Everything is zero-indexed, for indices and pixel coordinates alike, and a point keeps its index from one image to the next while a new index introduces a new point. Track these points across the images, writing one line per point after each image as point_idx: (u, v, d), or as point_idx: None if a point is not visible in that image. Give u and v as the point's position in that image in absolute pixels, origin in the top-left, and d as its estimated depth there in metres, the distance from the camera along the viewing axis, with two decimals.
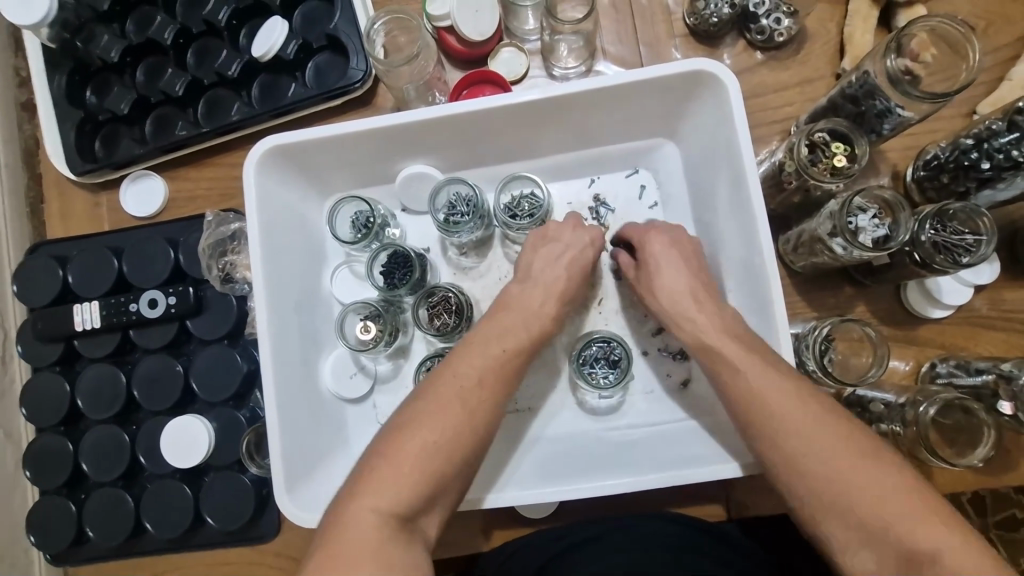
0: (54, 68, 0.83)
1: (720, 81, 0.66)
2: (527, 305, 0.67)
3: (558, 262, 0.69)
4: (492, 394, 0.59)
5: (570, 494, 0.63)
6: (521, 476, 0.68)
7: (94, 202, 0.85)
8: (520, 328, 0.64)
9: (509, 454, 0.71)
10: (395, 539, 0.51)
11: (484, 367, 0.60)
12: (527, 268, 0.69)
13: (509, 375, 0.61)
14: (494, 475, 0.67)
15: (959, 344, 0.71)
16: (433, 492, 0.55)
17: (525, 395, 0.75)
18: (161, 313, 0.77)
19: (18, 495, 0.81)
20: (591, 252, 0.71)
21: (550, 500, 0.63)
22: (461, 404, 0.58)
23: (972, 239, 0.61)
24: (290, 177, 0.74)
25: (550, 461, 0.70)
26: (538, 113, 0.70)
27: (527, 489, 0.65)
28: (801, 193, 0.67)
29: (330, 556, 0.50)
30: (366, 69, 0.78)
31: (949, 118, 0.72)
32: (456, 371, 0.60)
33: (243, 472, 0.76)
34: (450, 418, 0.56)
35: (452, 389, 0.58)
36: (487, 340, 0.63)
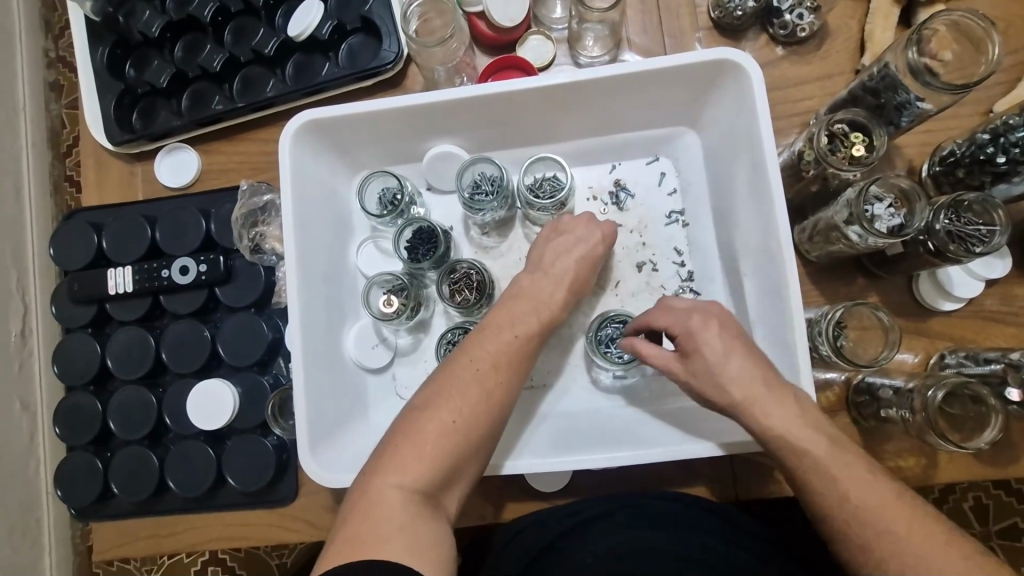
0: (97, 41, 0.86)
1: (744, 70, 0.67)
2: (539, 288, 0.69)
3: (574, 251, 0.71)
4: (505, 377, 0.62)
5: (583, 464, 0.65)
6: (536, 446, 0.70)
7: (129, 172, 0.87)
8: (533, 314, 0.66)
9: (525, 427, 0.73)
10: (421, 516, 0.53)
11: (498, 350, 0.63)
12: (538, 258, 0.71)
13: (522, 358, 0.64)
14: (510, 443, 0.70)
15: (969, 337, 0.72)
16: (453, 468, 0.57)
17: (544, 371, 0.77)
18: (193, 279, 0.80)
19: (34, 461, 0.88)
20: (601, 248, 0.73)
21: (565, 469, 0.65)
22: (475, 385, 0.60)
23: (985, 230, 0.63)
24: (322, 152, 0.76)
25: (564, 433, 0.72)
26: (564, 99, 0.72)
27: (541, 458, 0.67)
28: (819, 182, 0.70)
29: (359, 530, 0.52)
30: (398, 51, 0.80)
31: (966, 115, 0.74)
32: (470, 356, 0.62)
33: (265, 436, 0.79)
34: (468, 399, 0.59)
35: (468, 371, 0.61)
36: (500, 326, 0.65)
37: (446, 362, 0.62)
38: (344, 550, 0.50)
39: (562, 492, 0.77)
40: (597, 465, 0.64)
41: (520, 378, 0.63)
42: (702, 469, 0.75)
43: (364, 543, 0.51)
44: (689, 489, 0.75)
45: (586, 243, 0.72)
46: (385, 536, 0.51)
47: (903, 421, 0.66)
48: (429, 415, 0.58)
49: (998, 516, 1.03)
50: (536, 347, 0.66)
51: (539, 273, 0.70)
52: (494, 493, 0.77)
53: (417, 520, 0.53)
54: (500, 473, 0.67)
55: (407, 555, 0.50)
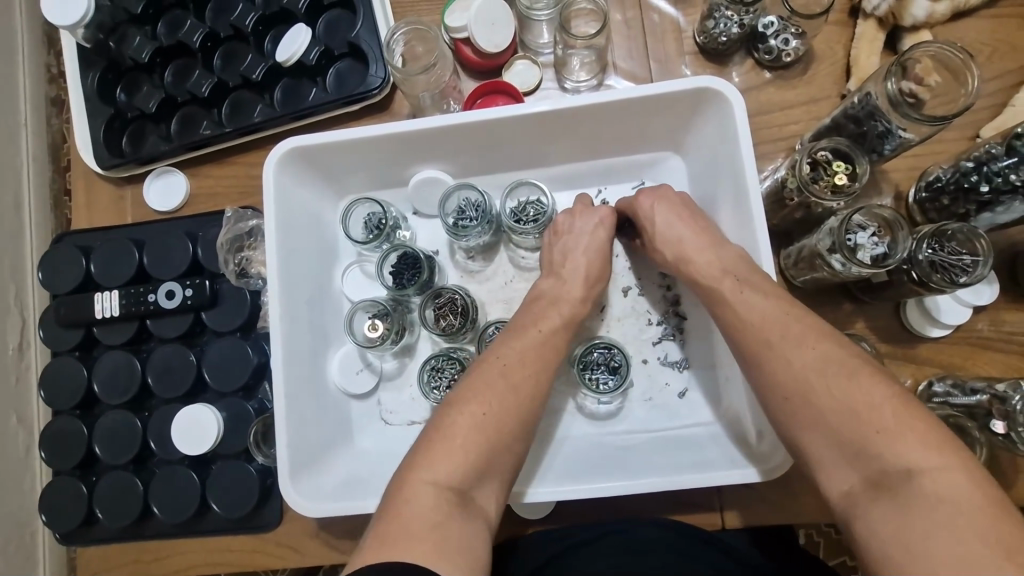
0: (89, 67, 0.87)
1: (726, 98, 0.67)
2: (555, 290, 0.70)
3: (582, 248, 0.72)
4: (533, 372, 0.63)
5: (594, 492, 0.64)
6: (556, 471, 0.69)
7: (118, 196, 0.88)
8: (555, 310, 0.68)
9: (544, 451, 0.72)
10: (452, 512, 0.52)
11: (523, 348, 0.64)
12: (553, 261, 0.73)
13: (550, 356, 0.65)
14: (530, 469, 0.69)
15: (958, 364, 0.71)
16: (485, 463, 0.56)
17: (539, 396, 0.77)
18: (178, 304, 0.80)
19: (28, 482, 0.88)
20: (602, 233, 0.73)
21: (585, 496, 0.65)
22: (501, 387, 0.60)
23: (969, 259, 0.62)
24: (308, 178, 0.76)
25: (566, 461, 0.71)
26: (547, 125, 0.72)
27: (560, 486, 0.66)
28: (802, 210, 0.69)
29: (393, 528, 0.50)
30: (384, 76, 0.81)
31: (952, 140, 0.74)
32: (494, 360, 0.63)
33: (249, 461, 0.78)
34: (498, 393, 0.59)
35: (496, 376, 0.61)
36: (524, 325, 0.67)
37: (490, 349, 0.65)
38: (374, 551, 0.48)
39: (549, 518, 0.76)
40: (609, 492, 0.64)
41: (549, 376, 0.64)
42: (689, 496, 0.75)
43: (396, 540, 0.49)
44: (677, 517, 0.74)
45: (587, 236, 0.73)
46: (414, 532, 0.50)
47: None
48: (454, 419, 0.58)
49: None
50: (558, 349, 0.66)
51: (554, 275, 0.71)
52: None
53: (449, 520, 0.51)
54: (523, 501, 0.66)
55: (434, 555, 0.48)
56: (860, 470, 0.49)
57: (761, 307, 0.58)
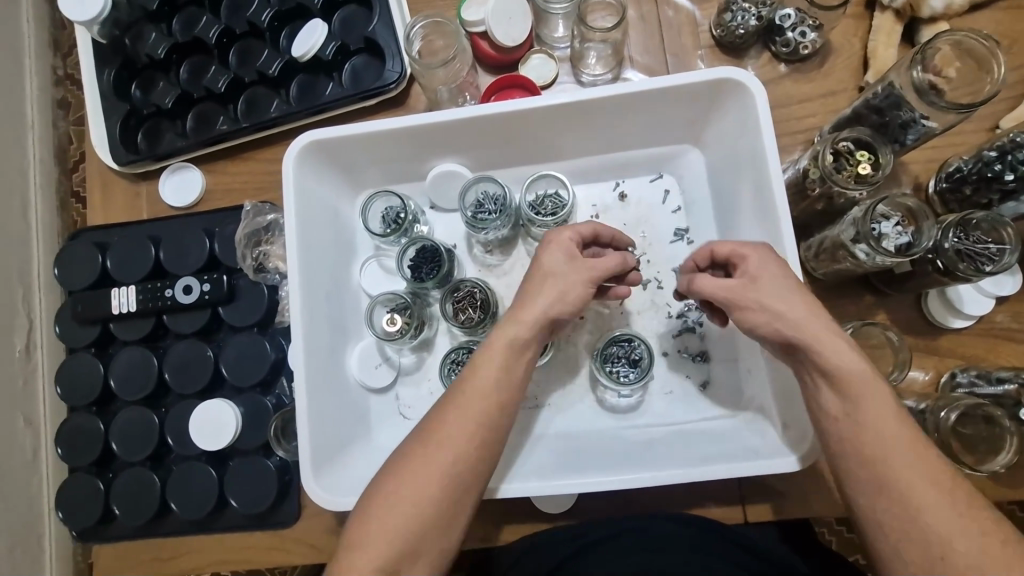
0: (104, 63, 0.87)
1: (747, 89, 0.67)
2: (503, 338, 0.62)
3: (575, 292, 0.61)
4: (469, 444, 0.57)
5: (572, 487, 0.64)
6: (532, 467, 0.69)
7: (134, 192, 0.88)
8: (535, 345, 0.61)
9: (523, 447, 0.72)
10: None
11: (457, 418, 0.58)
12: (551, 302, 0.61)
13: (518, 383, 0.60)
14: (504, 465, 0.69)
15: (980, 355, 0.71)
16: (416, 547, 0.55)
17: (533, 389, 0.77)
18: (196, 299, 0.80)
19: (35, 487, 0.87)
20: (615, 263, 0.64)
21: (555, 492, 0.64)
22: (465, 428, 0.58)
23: (995, 248, 0.62)
24: (327, 172, 0.76)
25: (545, 457, 0.71)
26: (566, 117, 0.72)
27: (533, 481, 0.66)
28: (824, 201, 0.69)
29: None
30: (401, 71, 0.81)
31: (971, 132, 0.74)
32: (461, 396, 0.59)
33: (268, 457, 0.78)
34: (428, 472, 0.56)
35: (460, 417, 0.58)
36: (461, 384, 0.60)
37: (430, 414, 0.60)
38: None
39: (568, 513, 0.75)
40: (635, 483, 0.63)
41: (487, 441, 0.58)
42: (710, 489, 0.74)
43: None
44: (697, 511, 0.74)
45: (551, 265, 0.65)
46: None
47: None
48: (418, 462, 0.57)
49: None
50: (502, 407, 0.59)
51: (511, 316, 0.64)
52: (503, 516, 0.76)
53: None
54: (496, 497, 0.66)
55: None
56: None
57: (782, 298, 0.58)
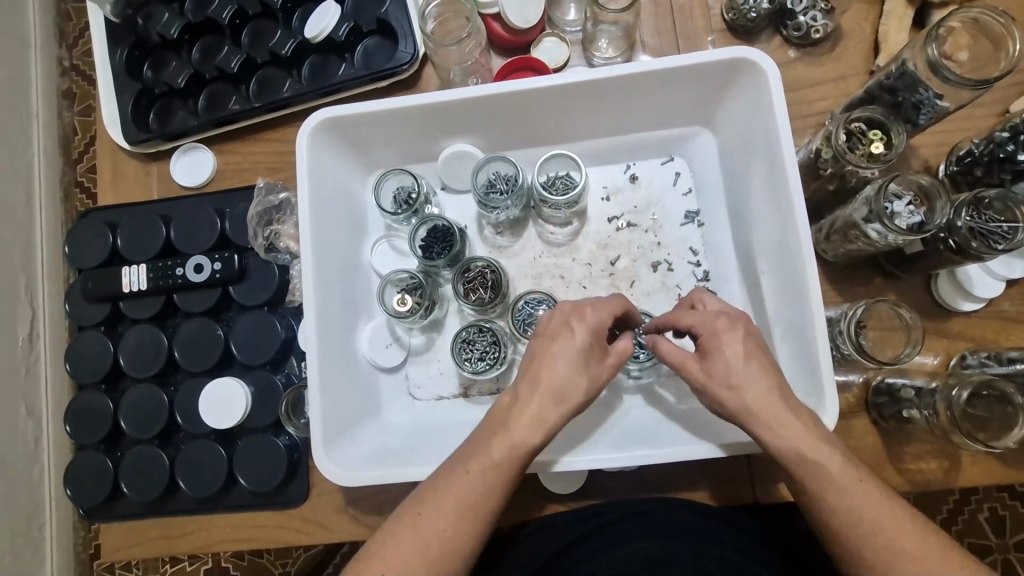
0: (116, 42, 0.87)
1: (760, 68, 0.68)
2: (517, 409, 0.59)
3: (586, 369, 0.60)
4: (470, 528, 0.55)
5: (636, 461, 0.64)
6: (596, 441, 0.68)
7: (145, 172, 0.88)
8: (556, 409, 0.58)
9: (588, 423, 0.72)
10: None
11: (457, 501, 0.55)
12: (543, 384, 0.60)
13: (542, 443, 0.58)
14: (570, 441, 0.68)
15: (989, 337, 0.71)
16: None
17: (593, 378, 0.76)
18: (206, 277, 0.80)
19: (35, 470, 0.87)
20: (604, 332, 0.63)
21: (621, 464, 0.64)
22: (477, 488, 0.56)
23: (1008, 226, 0.62)
24: (339, 151, 0.77)
25: (616, 435, 0.70)
26: (579, 97, 0.72)
27: (599, 455, 0.65)
28: (837, 180, 0.69)
29: None
30: (414, 52, 0.81)
31: (981, 115, 0.74)
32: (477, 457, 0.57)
33: (277, 436, 0.78)
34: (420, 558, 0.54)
35: (473, 475, 0.56)
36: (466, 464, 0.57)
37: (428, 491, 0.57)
38: None
39: (578, 494, 0.75)
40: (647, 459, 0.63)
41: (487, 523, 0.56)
42: (719, 469, 0.74)
43: None
44: (705, 491, 0.74)
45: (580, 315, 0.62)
46: None
47: (925, 420, 0.66)
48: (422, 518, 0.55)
49: (1014, 529, 1.05)
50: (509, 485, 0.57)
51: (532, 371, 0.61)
52: (511, 498, 0.76)
53: None
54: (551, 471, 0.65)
55: None
56: None
57: None
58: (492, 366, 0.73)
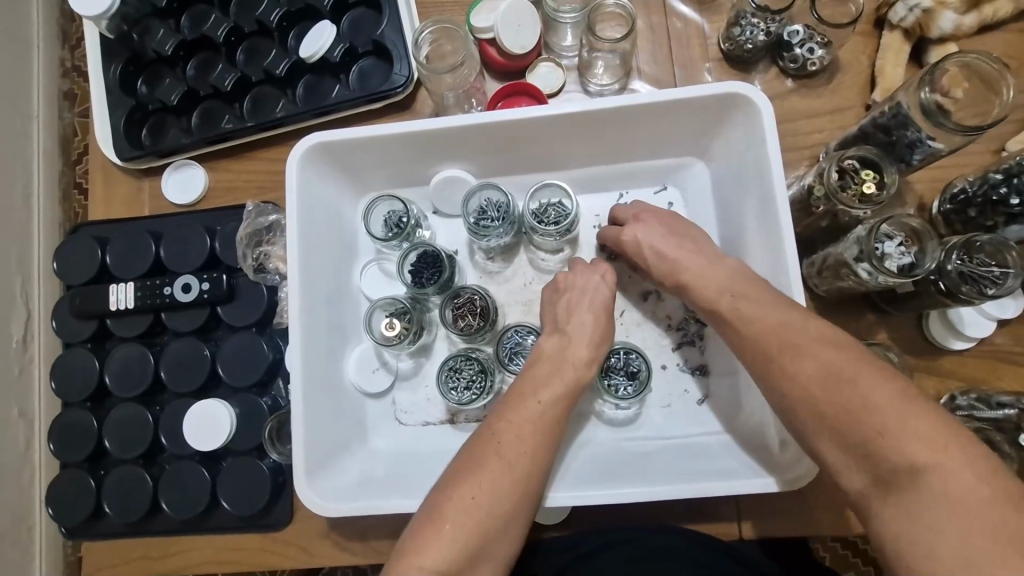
0: (111, 57, 0.87)
1: (753, 104, 0.67)
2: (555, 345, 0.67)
3: (585, 305, 0.70)
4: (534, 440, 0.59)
5: (615, 498, 0.63)
6: (570, 476, 0.68)
7: (137, 188, 0.87)
8: (559, 376, 0.64)
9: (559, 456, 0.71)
10: None
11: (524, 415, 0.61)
12: (556, 320, 0.70)
13: (550, 427, 0.61)
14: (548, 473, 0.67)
15: (980, 377, 0.71)
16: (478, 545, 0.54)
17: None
18: (194, 297, 0.80)
19: (27, 471, 0.87)
20: (606, 289, 0.71)
21: (600, 500, 0.63)
22: (491, 487, 0.56)
23: (999, 271, 0.62)
24: (330, 175, 0.76)
25: (582, 465, 0.70)
26: (572, 127, 0.72)
27: (583, 490, 0.64)
28: (828, 218, 0.69)
29: None
30: (409, 75, 0.81)
31: (977, 153, 0.74)
32: (486, 456, 0.58)
33: (261, 459, 0.77)
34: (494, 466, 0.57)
35: (486, 471, 0.56)
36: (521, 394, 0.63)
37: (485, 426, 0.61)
38: None
39: (563, 523, 0.74)
40: (636, 499, 0.62)
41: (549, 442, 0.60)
42: (706, 503, 0.73)
43: None
44: (693, 526, 0.73)
45: (592, 290, 0.71)
46: None
47: None
48: (440, 518, 0.54)
49: None
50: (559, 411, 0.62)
51: (559, 333, 0.68)
52: None
53: None
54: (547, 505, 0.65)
55: None
56: (869, 477, 0.47)
57: (771, 319, 0.58)
58: (478, 397, 0.73)
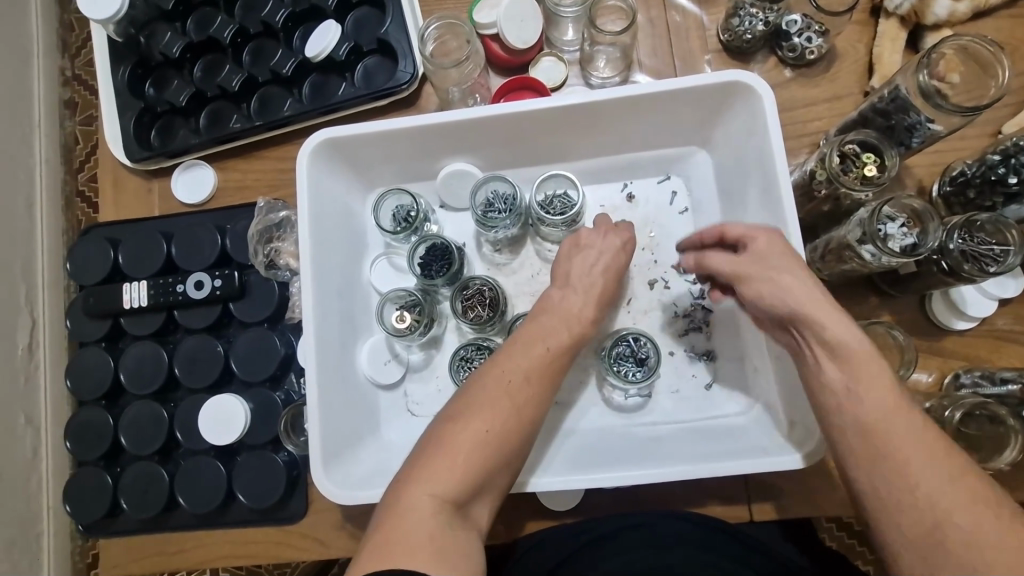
0: (119, 61, 0.88)
1: (754, 91, 0.69)
2: (566, 302, 0.67)
3: (599, 264, 0.70)
4: (539, 388, 0.61)
5: (626, 480, 0.64)
6: (580, 462, 0.69)
7: (146, 189, 0.89)
8: (564, 323, 0.65)
9: (552, 443, 0.72)
10: (449, 528, 0.52)
11: (530, 363, 0.61)
12: (565, 275, 0.70)
13: (552, 376, 0.62)
14: (534, 458, 0.69)
15: (983, 356, 0.72)
16: (484, 478, 0.56)
17: (564, 390, 0.77)
18: (206, 294, 0.81)
19: (34, 475, 0.88)
20: (622, 256, 0.72)
21: (613, 484, 0.64)
22: (471, 458, 0.55)
23: (999, 249, 0.63)
24: (339, 171, 0.78)
25: (575, 452, 0.71)
26: (578, 118, 0.73)
27: (564, 476, 0.66)
28: (831, 202, 0.70)
29: (390, 543, 0.50)
30: (414, 71, 0.82)
31: (974, 137, 0.75)
32: (495, 395, 0.58)
33: (276, 452, 0.78)
34: (503, 407, 0.57)
35: (468, 432, 0.56)
36: (532, 338, 0.63)
37: (491, 361, 0.62)
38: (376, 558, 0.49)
39: (575, 510, 0.75)
40: (610, 485, 0.64)
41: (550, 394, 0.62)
42: (716, 486, 0.74)
43: (391, 556, 0.49)
44: (704, 510, 0.74)
45: (602, 245, 0.72)
46: (415, 545, 0.50)
47: None
48: (449, 451, 0.55)
49: None
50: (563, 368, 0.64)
51: (567, 288, 0.69)
52: (504, 512, 0.76)
53: (447, 533, 0.51)
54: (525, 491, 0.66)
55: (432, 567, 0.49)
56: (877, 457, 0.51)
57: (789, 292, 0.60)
58: None
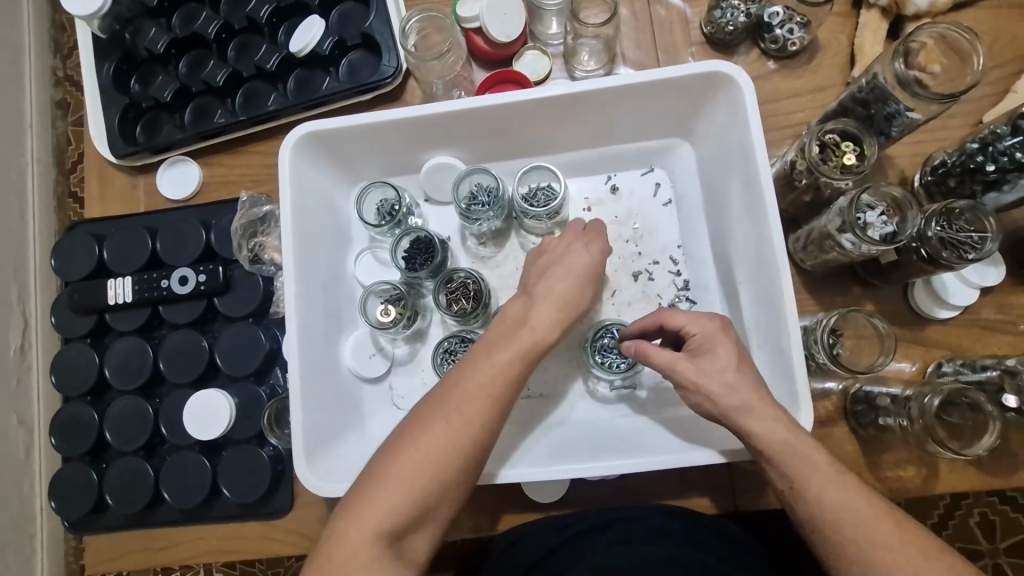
0: (104, 57, 0.88)
1: (735, 81, 0.69)
2: (534, 309, 0.64)
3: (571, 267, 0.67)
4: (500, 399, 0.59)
5: (606, 470, 0.64)
6: (559, 453, 0.69)
7: (131, 185, 0.88)
8: (529, 336, 0.61)
9: (524, 437, 0.72)
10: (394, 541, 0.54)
11: (495, 369, 0.59)
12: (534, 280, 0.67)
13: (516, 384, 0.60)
14: (506, 451, 0.69)
15: (965, 345, 0.72)
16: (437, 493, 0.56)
17: (535, 383, 0.77)
18: (191, 289, 0.81)
19: (28, 476, 0.88)
20: (599, 257, 0.69)
21: (595, 473, 0.64)
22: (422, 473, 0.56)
23: (978, 236, 0.63)
24: (322, 165, 0.78)
25: (558, 443, 0.71)
26: (560, 110, 0.73)
27: (544, 466, 0.66)
28: (812, 191, 0.70)
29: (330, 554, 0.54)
30: (398, 65, 0.82)
31: (956, 126, 0.75)
32: (450, 408, 0.58)
33: (262, 446, 0.78)
34: (457, 421, 0.57)
35: (419, 449, 0.56)
36: (494, 347, 0.61)
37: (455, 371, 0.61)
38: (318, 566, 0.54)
39: (561, 502, 0.76)
40: (589, 475, 0.64)
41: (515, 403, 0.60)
42: (701, 477, 0.74)
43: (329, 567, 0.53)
44: (689, 501, 0.74)
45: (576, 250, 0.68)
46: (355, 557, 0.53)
47: (901, 429, 0.66)
48: (401, 466, 0.56)
49: (1004, 534, 1.05)
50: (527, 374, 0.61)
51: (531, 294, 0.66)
52: (491, 505, 0.76)
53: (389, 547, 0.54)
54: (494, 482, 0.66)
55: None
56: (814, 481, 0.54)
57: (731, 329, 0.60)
58: None
